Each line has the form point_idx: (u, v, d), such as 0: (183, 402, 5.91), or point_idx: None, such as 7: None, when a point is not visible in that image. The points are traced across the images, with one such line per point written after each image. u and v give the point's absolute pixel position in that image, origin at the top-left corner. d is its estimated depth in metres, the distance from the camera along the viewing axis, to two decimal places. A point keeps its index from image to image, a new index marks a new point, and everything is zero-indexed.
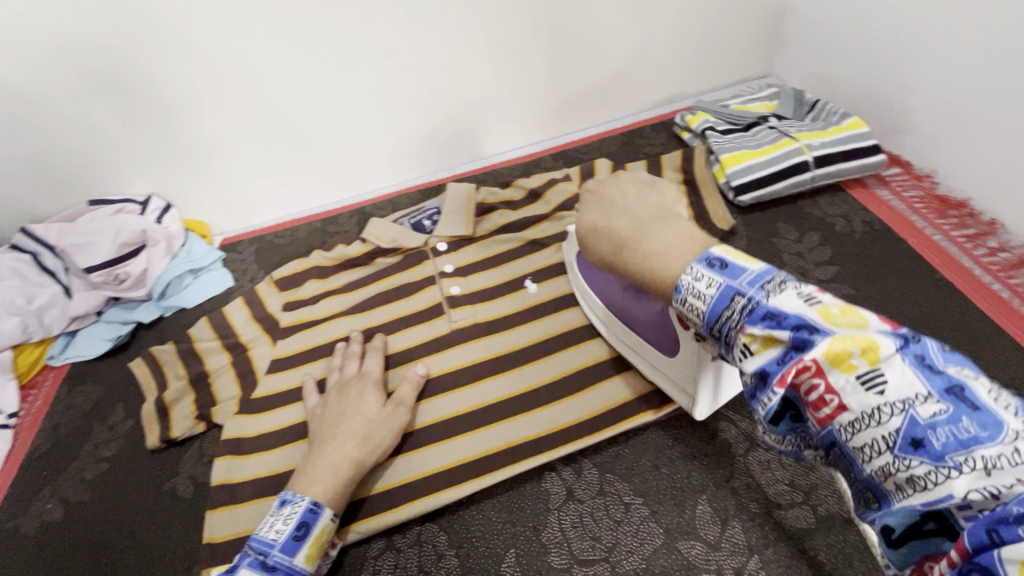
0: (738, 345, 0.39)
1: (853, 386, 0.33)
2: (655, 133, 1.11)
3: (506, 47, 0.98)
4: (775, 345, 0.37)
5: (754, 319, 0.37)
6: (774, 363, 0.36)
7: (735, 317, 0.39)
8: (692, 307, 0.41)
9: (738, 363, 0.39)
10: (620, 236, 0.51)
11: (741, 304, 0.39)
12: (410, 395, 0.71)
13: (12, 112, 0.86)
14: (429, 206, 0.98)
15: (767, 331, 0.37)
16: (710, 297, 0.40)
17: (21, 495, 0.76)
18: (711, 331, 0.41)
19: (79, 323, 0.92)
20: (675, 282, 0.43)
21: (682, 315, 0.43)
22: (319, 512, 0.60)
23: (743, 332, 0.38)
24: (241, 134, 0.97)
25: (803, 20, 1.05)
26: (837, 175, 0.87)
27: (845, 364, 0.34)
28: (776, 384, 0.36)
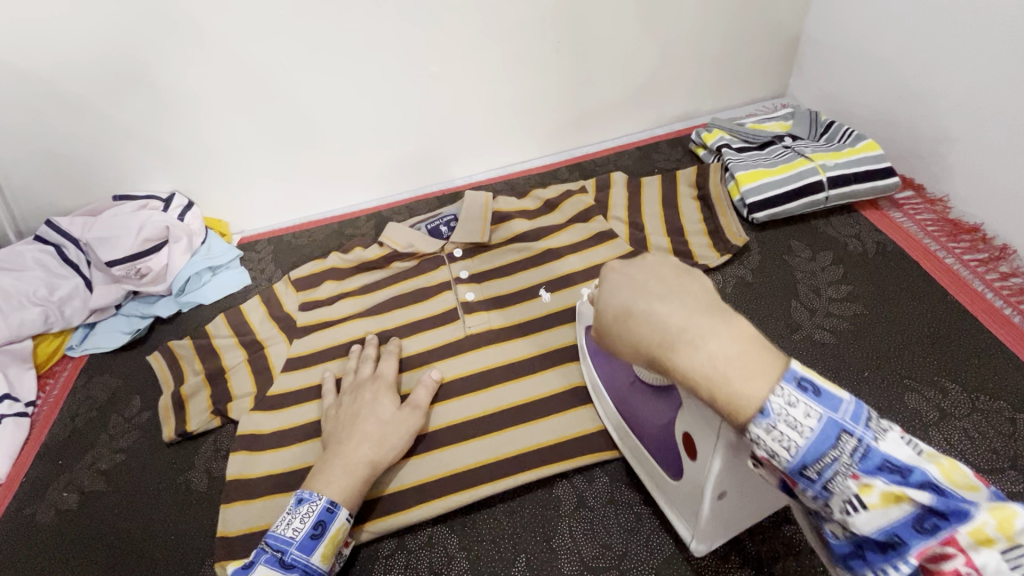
0: (846, 494, 0.41)
1: (1002, 567, 0.38)
2: (670, 149, 1.12)
3: (527, 59, 1.00)
4: (894, 501, 0.40)
5: (868, 468, 0.40)
6: (906, 528, 0.40)
7: (843, 459, 0.40)
8: (783, 438, 0.41)
9: (845, 518, 0.41)
10: (667, 326, 0.44)
11: (849, 444, 0.40)
12: (425, 399, 0.72)
13: (46, 107, 0.88)
14: (446, 213, 0.99)
15: (890, 486, 0.40)
16: (809, 432, 0.41)
17: (37, 483, 0.77)
18: (803, 471, 0.41)
19: (98, 315, 0.94)
20: (760, 406, 0.41)
21: (758, 445, 0.42)
22: (335, 511, 0.60)
23: (854, 482, 0.40)
24: (265, 135, 0.99)
25: (819, 42, 1.07)
26: (850, 197, 0.88)
27: (980, 538, 0.39)
28: (909, 554, 0.40)
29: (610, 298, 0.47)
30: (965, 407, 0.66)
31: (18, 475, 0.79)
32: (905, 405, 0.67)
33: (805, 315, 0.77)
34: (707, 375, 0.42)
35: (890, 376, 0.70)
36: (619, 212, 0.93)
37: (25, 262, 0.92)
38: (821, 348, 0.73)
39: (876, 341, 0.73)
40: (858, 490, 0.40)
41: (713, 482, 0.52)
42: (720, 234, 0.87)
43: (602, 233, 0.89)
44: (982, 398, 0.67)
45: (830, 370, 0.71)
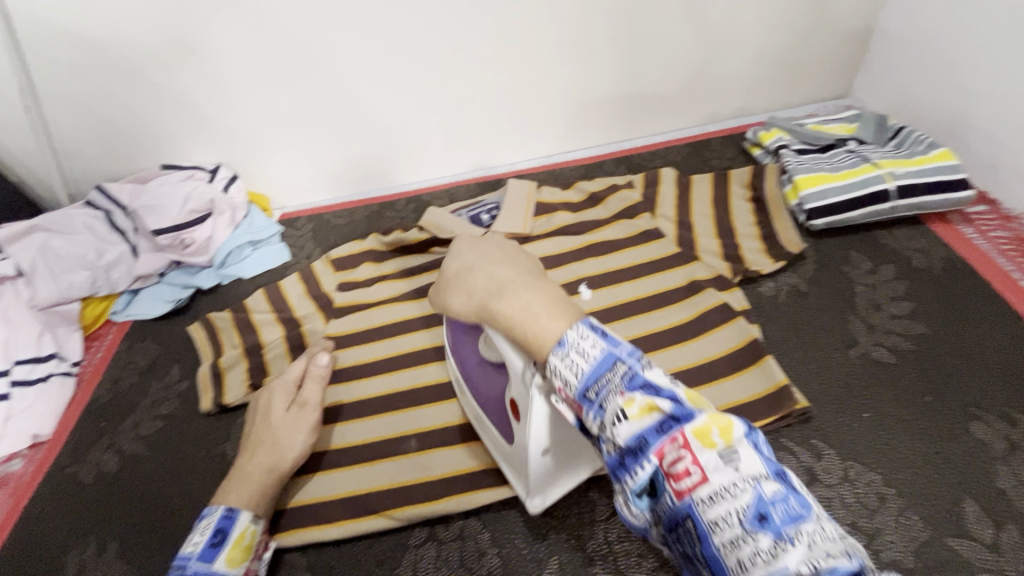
0: (614, 409, 0.40)
1: (717, 464, 0.36)
2: (723, 147, 1.08)
3: (581, 47, 0.97)
4: (650, 411, 0.39)
5: (632, 385, 0.40)
6: (650, 433, 0.38)
7: (616, 381, 0.41)
8: (572, 364, 0.43)
9: (609, 432, 0.40)
10: (498, 280, 0.51)
11: (622, 370, 0.41)
12: (315, 396, 0.68)
13: (103, 75, 0.89)
14: (488, 201, 0.98)
15: (646, 398, 0.39)
16: (595, 360, 0.42)
17: (80, 443, 0.79)
18: (587, 391, 0.42)
19: (141, 282, 0.96)
20: (559, 338, 0.44)
21: (558, 375, 0.44)
22: (235, 517, 0.59)
23: (620, 397, 0.40)
24: (312, 113, 0.98)
25: (894, 40, 1.01)
26: (918, 208, 0.83)
27: (707, 442, 0.37)
28: (650, 453, 0.38)
29: (455, 259, 0.57)
30: None
31: (62, 433, 0.81)
32: (969, 433, 0.63)
33: (863, 330, 0.73)
34: (517, 321, 0.48)
35: (953, 402, 0.66)
36: (668, 210, 0.89)
37: (75, 225, 0.92)
38: (879, 367, 0.69)
39: (941, 365, 0.69)
40: (622, 407, 0.39)
41: (532, 438, 0.57)
42: (774, 239, 0.83)
43: (649, 232, 0.86)
44: None
45: (887, 390, 0.67)
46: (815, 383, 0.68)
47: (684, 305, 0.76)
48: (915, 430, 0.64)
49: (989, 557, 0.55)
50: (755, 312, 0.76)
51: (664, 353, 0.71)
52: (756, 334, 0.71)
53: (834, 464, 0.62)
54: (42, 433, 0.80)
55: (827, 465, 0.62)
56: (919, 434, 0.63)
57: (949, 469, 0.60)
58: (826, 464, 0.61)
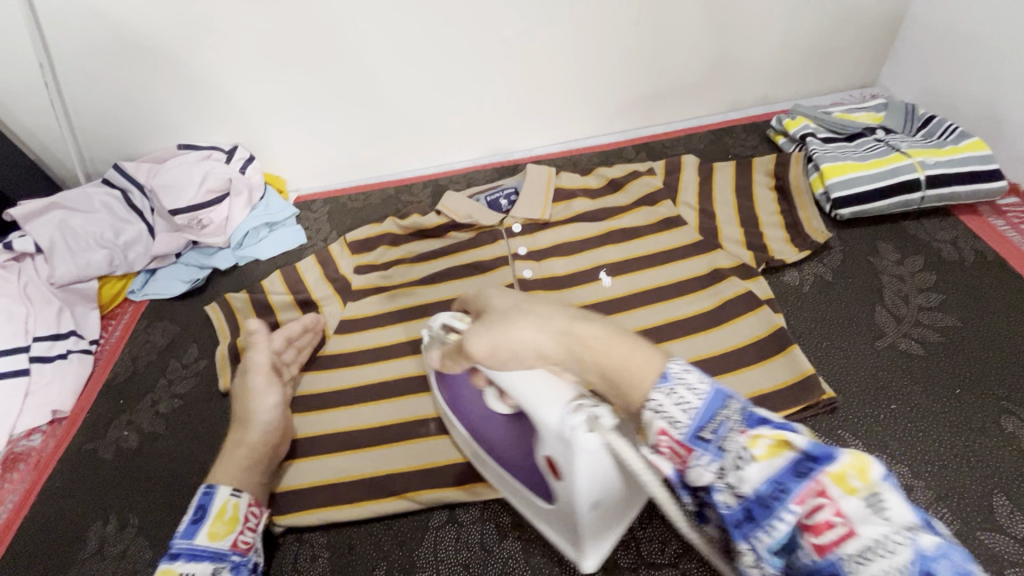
0: (739, 450, 0.35)
1: (864, 511, 0.31)
2: (745, 134, 1.06)
3: (604, 31, 0.95)
4: (780, 449, 0.34)
5: (754, 422, 0.36)
6: (787, 475, 0.33)
7: (733, 420, 0.36)
8: (678, 401, 0.37)
9: (735, 475, 0.35)
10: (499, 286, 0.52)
11: (735, 407, 0.37)
12: (263, 360, 0.67)
13: (119, 51, 0.88)
14: (507, 185, 0.96)
15: (773, 432, 0.35)
16: (701, 395, 0.37)
17: (99, 420, 0.79)
18: (698, 432, 0.36)
19: (158, 263, 0.95)
20: (659, 371, 0.39)
21: (655, 414, 0.38)
22: (214, 492, 0.57)
23: (744, 435, 0.35)
24: (330, 94, 0.97)
25: (925, 26, 0.98)
26: (948, 198, 0.81)
27: (847, 487, 0.32)
28: (793, 502, 0.33)
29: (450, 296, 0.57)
30: None
31: (82, 410, 0.81)
32: (1000, 428, 0.62)
33: (890, 322, 0.72)
34: (602, 360, 0.41)
35: (984, 395, 0.64)
36: (690, 197, 0.88)
37: (93, 204, 0.92)
38: (907, 358, 0.68)
39: (971, 358, 0.68)
40: (747, 446, 0.35)
41: (583, 496, 0.49)
42: (799, 229, 0.81)
43: (670, 219, 0.85)
44: None
45: (916, 383, 0.66)
46: (841, 374, 0.68)
47: (707, 293, 0.75)
48: (945, 423, 0.63)
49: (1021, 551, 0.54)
50: (780, 302, 0.75)
51: (686, 341, 0.71)
52: (782, 323, 0.71)
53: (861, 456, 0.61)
54: (61, 410, 0.80)
55: None
56: (948, 427, 0.62)
57: (979, 462, 0.60)
58: None
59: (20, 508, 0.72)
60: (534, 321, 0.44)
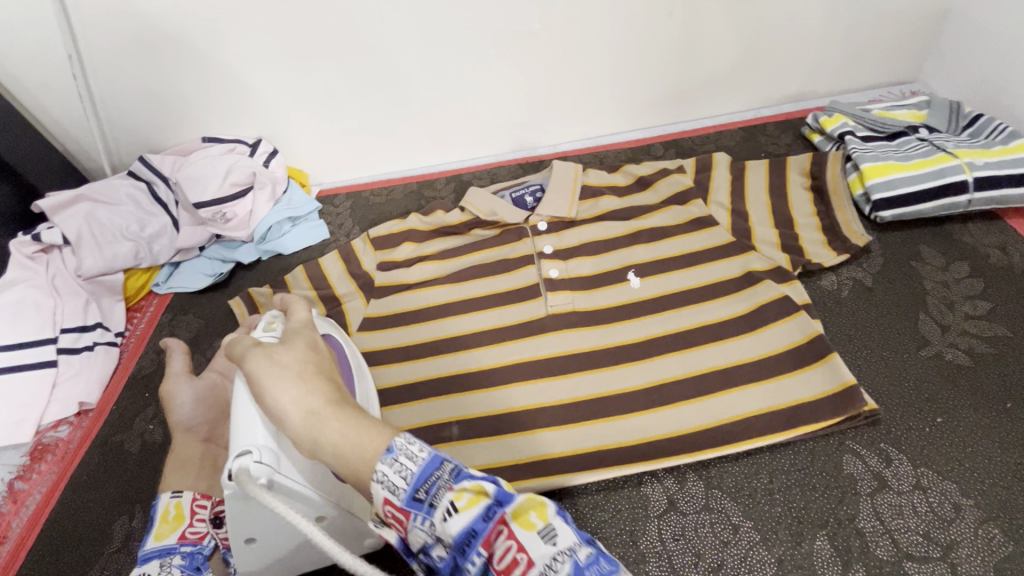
0: (445, 505, 0.37)
1: (537, 540, 0.36)
2: (778, 132, 1.03)
3: (635, 24, 0.92)
4: (480, 498, 0.37)
5: (461, 476, 0.39)
6: (479, 520, 0.37)
7: (446, 480, 0.39)
8: (393, 471, 0.38)
9: (442, 530, 0.37)
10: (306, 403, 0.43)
11: (447, 468, 0.39)
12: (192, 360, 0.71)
13: (146, 44, 0.88)
14: (532, 181, 0.94)
15: (473, 482, 0.38)
16: (420, 462, 0.39)
17: (125, 413, 0.80)
18: (414, 494, 0.38)
19: (183, 256, 0.95)
20: (386, 443, 0.40)
21: (378, 488, 0.39)
22: (158, 499, 0.59)
23: (450, 491, 0.38)
24: (355, 88, 0.96)
25: (974, 20, 0.94)
26: (998, 202, 0.77)
27: (525, 522, 0.37)
28: (478, 545, 0.36)
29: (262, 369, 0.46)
30: None
31: (108, 402, 0.82)
32: None
33: (935, 331, 0.69)
34: (338, 443, 0.41)
35: None
36: (722, 196, 0.85)
37: (119, 196, 0.93)
38: (954, 370, 0.65)
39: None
40: (453, 501, 0.37)
41: (234, 526, 0.52)
42: (838, 232, 0.78)
43: (701, 219, 0.82)
44: None
45: (964, 396, 0.63)
46: (884, 385, 0.65)
47: (741, 297, 0.72)
48: (995, 439, 0.60)
49: None
50: (818, 308, 0.72)
51: (721, 346, 0.69)
52: (821, 330, 0.68)
53: (906, 472, 0.59)
54: (88, 402, 0.80)
55: (897, 472, 0.59)
56: (999, 442, 0.60)
57: None
58: (896, 470, 0.59)
59: (48, 498, 0.73)
60: (293, 391, 0.44)
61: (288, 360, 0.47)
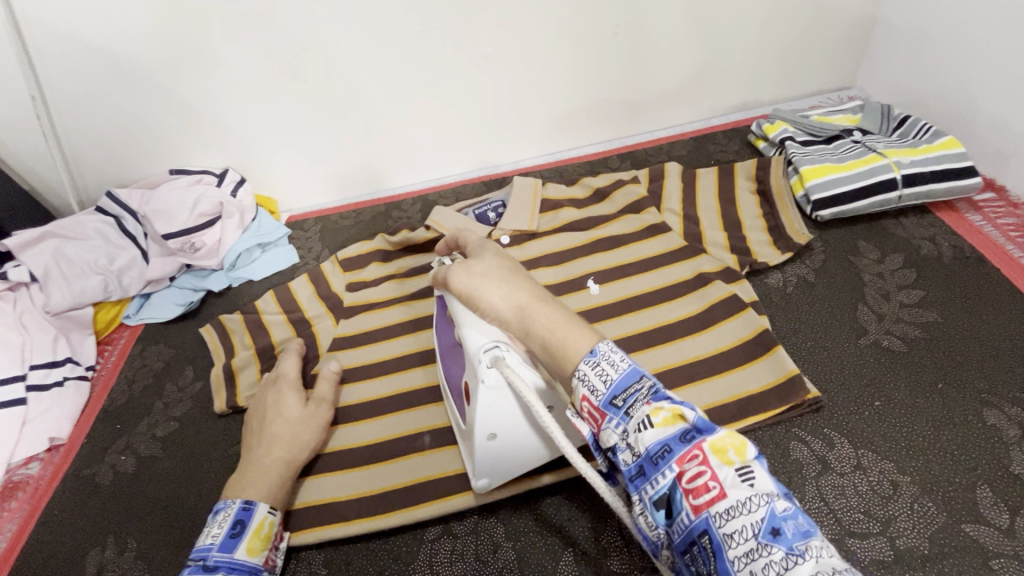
0: (641, 416, 0.43)
1: (733, 478, 0.40)
2: (727, 140, 1.08)
3: (582, 43, 0.98)
4: (676, 419, 0.42)
5: (659, 396, 0.44)
6: (674, 439, 0.42)
7: (643, 392, 0.45)
8: (600, 374, 0.46)
9: (636, 436, 0.43)
10: (519, 300, 0.54)
11: (646, 386, 0.45)
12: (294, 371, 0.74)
13: (110, 81, 0.90)
14: (494, 198, 0.97)
15: (673, 405, 0.43)
16: (620, 372, 0.46)
17: (96, 446, 0.80)
18: (614, 400, 0.45)
19: (153, 287, 0.96)
20: (588, 349, 0.48)
21: (582, 383, 0.47)
22: (253, 508, 0.61)
23: (647, 406, 0.44)
24: (317, 113, 0.99)
25: (898, 28, 1.01)
26: (926, 197, 0.83)
27: (723, 458, 0.41)
28: (672, 460, 0.41)
29: (465, 274, 0.57)
30: None
31: (79, 435, 0.82)
32: (982, 420, 0.63)
33: (872, 319, 0.73)
34: (547, 333, 0.51)
35: (965, 389, 0.66)
36: (674, 203, 0.89)
37: (86, 231, 0.94)
38: (889, 355, 0.69)
39: (952, 352, 0.69)
40: (649, 414, 0.43)
41: (480, 418, 0.58)
42: (782, 232, 0.83)
43: (655, 226, 0.86)
44: None
45: (899, 380, 0.67)
46: (826, 374, 0.69)
47: (694, 297, 0.76)
48: (928, 417, 0.64)
49: (1005, 543, 0.55)
50: (764, 304, 0.76)
51: (675, 345, 0.72)
52: (767, 325, 0.72)
53: (847, 453, 0.62)
54: (58, 436, 0.81)
55: (839, 454, 0.62)
56: (931, 421, 0.64)
57: (962, 454, 0.61)
58: (838, 452, 0.62)
59: (19, 535, 0.73)
60: (504, 289, 0.55)
61: (483, 269, 0.57)
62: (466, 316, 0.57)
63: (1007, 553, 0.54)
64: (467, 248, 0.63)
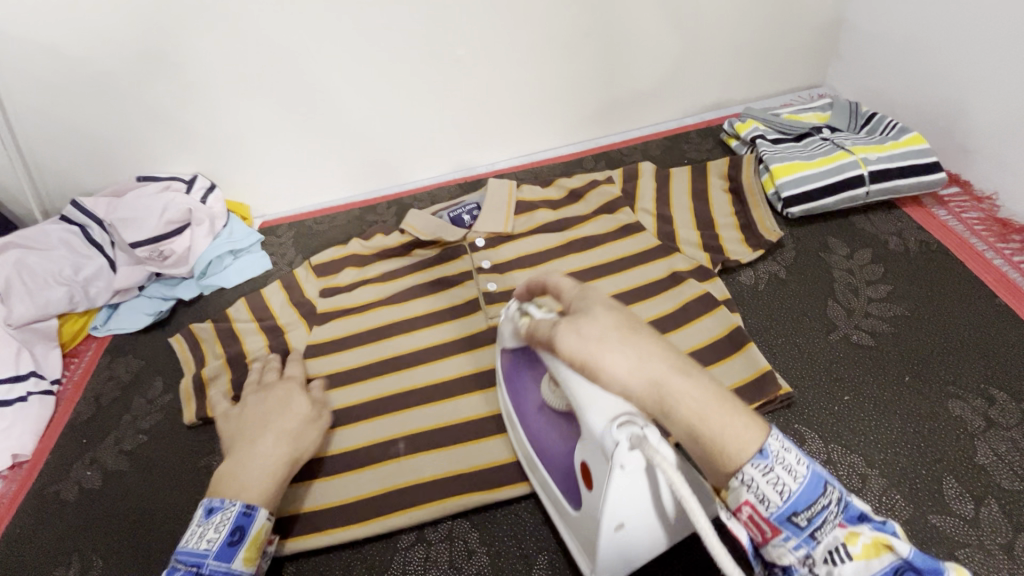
0: (831, 545, 0.43)
1: None
2: (700, 139, 1.09)
3: (554, 43, 0.97)
4: (881, 548, 0.42)
5: (852, 518, 0.44)
6: (891, 571, 0.41)
7: (832, 509, 0.43)
8: (778, 482, 0.42)
9: (830, 568, 0.42)
10: (650, 372, 0.46)
11: (834, 499, 0.44)
12: (300, 373, 0.73)
13: (72, 86, 0.88)
14: (469, 201, 0.96)
15: (875, 531, 0.43)
16: (801, 480, 0.43)
17: (61, 462, 0.78)
18: (789, 516, 0.43)
19: (121, 296, 0.94)
20: (757, 448, 0.43)
21: (747, 487, 0.43)
22: (254, 514, 0.57)
23: (841, 530, 0.43)
24: (287, 118, 0.97)
25: (864, 27, 1.02)
26: (893, 192, 0.84)
27: None
28: None
29: (573, 339, 0.49)
30: (1014, 417, 0.63)
31: (43, 451, 0.79)
32: (948, 412, 0.64)
33: (842, 314, 0.74)
34: (695, 421, 0.44)
35: (931, 382, 0.66)
36: (647, 203, 0.89)
37: (51, 241, 0.92)
38: (858, 349, 0.70)
39: (917, 345, 0.70)
40: (843, 541, 0.43)
41: (608, 510, 0.50)
42: (752, 229, 0.84)
43: (628, 226, 0.86)
44: None
45: (867, 373, 0.68)
46: (796, 370, 0.69)
47: (667, 296, 0.76)
48: (895, 410, 0.65)
49: (970, 533, 0.56)
50: (736, 301, 0.77)
51: None
52: (739, 323, 0.72)
53: (817, 449, 0.63)
54: (22, 453, 0.78)
55: (810, 450, 0.63)
56: (898, 414, 0.64)
57: (928, 446, 0.62)
58: (809, 448, 0.63)
59: None
60: (628, 355, 0.47)
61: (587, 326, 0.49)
62: (580, 387, 0.50)
63: (972, 544, 0.55)
64: (563, 296, 0.55)
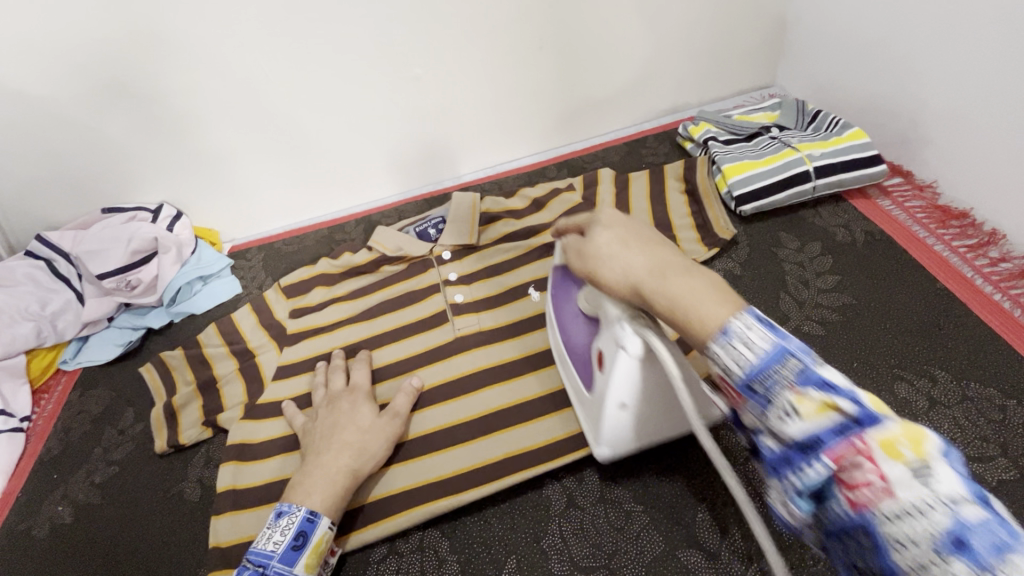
0: (784, 406, 0.38)
1: (908, 478, 0.33)
2: (658, 143, 1.12)
3: (508, 57, 1.00)
4: (828, 409, 0.36)
5: (807, 381, 0.38)
6: (829, 433, 0.36)
7: (786, 375, 0.38)
8: (734, 352, 0.40)
9: (777, 427, 0.38)
10: (640, 278, 0.49)
11: (793, 364, 0.39)
12: (364, 379, 0.75)
13: (29, 123, 0.88)
14: (434, 214, 0.98)
15: (825, 395, 0.37)
16: (759, 350, 0.40)
17: (33, 499, 0.77)
18: (749, 383, 0.40)
19: (90, 329, 0.94)
20: (721, 325, 0.42)
21: (716, 362, 0.42)
22: (316, 521, 0.60)
23: (791, 393, 0.38)
24: (250, 146, 0.99)
25: (806, 28, 1.06)
26: (838, 186, 0.87)
27: (893, 451, 0.34)
28: (824, 455, 0.36)
29: (580, 259, 0.56)
30: (955, 395, 0.66)
31: (14, 489, 0.79)
32: (894, 394, 0.67)
33: (794, 307, 0.77)
34: (669, 308, 0.46)
35: (877, 366, 0.70)
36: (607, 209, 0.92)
37: (17, 276, 0.93)
38: (810, 340, 0.73)
39: (864, 332, 0.73)
40: (794, 404, 0.38)
41: (613, 389, 0.58)
42: (708, 229, 0.86)
43: None
44: (971, 385, 0.67)
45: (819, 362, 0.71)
46: None
47: None
48: None
49: None
50: None
51: None
52: None
53: None
54: None
55: None
56: None
57: None
58: None
59: None
60: (631, 261, 0.51)
61: (602, 243, 0.54)
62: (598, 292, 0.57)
63: None
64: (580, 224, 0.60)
